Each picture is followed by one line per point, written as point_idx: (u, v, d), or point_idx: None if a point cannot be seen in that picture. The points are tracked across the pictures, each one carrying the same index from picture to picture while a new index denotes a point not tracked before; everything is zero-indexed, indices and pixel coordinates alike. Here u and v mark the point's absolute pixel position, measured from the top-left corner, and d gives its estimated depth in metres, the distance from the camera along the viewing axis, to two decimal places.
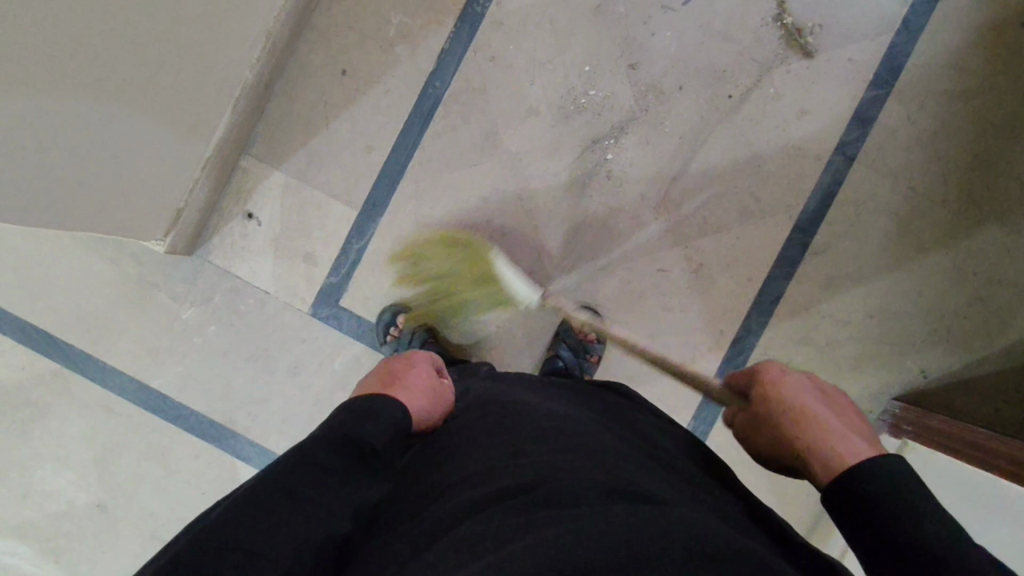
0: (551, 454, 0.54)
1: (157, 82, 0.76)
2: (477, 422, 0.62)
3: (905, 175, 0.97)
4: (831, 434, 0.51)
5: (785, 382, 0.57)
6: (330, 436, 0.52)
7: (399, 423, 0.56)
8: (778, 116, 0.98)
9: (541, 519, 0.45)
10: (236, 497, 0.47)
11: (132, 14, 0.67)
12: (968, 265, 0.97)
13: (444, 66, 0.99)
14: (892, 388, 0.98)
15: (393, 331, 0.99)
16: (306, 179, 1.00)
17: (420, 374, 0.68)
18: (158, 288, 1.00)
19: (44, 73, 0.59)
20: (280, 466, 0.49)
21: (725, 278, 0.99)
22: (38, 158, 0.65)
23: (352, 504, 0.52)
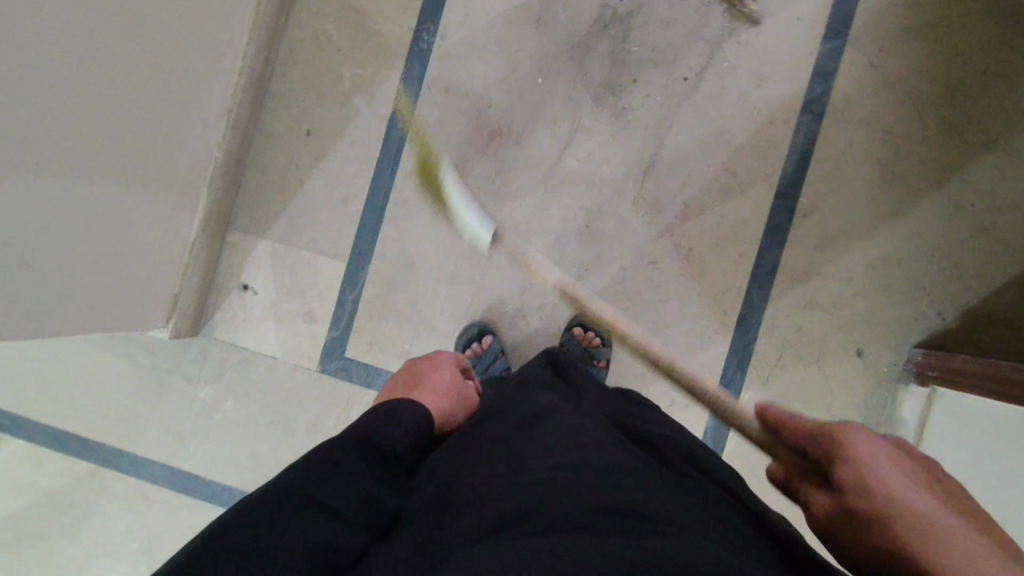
0: (552, 471, 0.53)
1: (128, 179, 0.79)
2: (483, 440, 0.62)
3: (879, 119, 0.95)
4: (953, 546, 0.41)
5: (877, 465, 0.47)
6: (355, 440, 0.54)
7: (417, 428, 0.59)
8: (738, 88, 0.97)
9: (539, 541, 0.45)
10: (261, 495, 0.48)
11: (87, 120, 0.70)
12: (964, 197, 0.94)
13: (402, 107, 1.01)
14: (912, 336, 0.94)
15: (474, 345, 0.98)
16: (292, 242, 1.02)
17: (444, 378, 0.74)
18: (172, 373, 1.03)
19: (15, 195, 0.62)
20: (303, 469, 0.50)
21: (718, 258, 0.98)
22: (27, 275, 0.68)
23: (367, 512, 0.52)
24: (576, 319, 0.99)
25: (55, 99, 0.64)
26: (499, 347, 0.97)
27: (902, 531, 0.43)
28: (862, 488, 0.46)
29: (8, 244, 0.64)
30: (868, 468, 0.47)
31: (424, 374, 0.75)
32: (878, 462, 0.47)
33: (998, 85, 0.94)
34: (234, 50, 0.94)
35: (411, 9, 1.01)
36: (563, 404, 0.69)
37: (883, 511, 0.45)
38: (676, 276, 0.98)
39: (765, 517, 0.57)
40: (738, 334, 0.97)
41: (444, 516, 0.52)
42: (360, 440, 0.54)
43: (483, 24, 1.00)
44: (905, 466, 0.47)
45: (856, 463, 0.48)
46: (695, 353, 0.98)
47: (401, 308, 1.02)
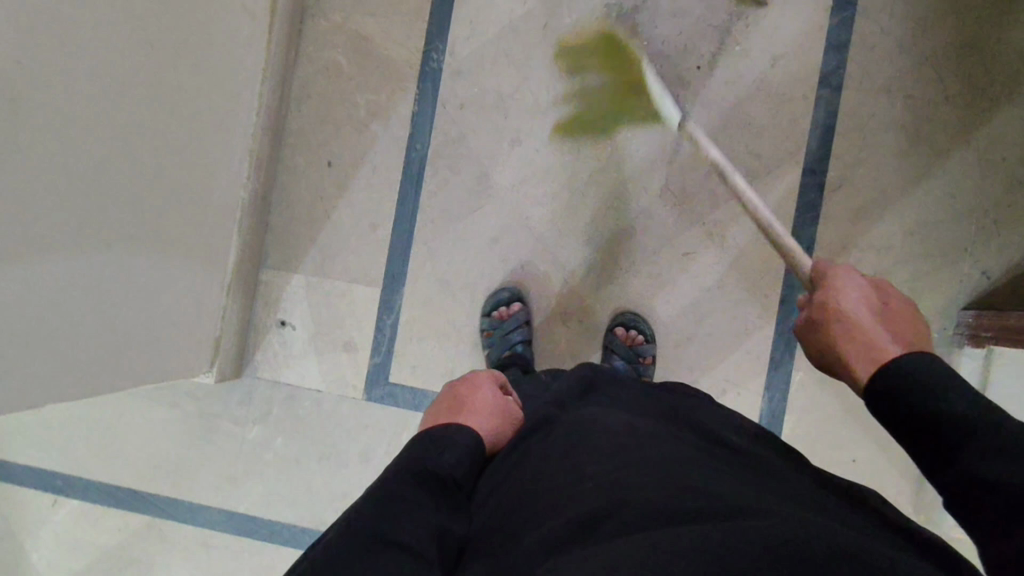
0: (610, 474, 0.52)
1: (160, 228, 0.80)
2: (532, 451, 0.61)
3: (899, 85, 0.95)
4: (883, 347, 0.54)
5: (844, 291, 0.60)
6: (411, 470, 0.55)
7: (468, 453, 0.59)
8: (752, 70, 0.97)
9: (617, 544, 0.43)
10: (338, 534, 0.50)
11: (117, 172, 0.70)
12: (993, 153, 0.93)
13: (419, 127, 1.02)
14: (959, 298, 0.93)
15: (502, 309, 0.98)
16: (325, 273, 1.03)
17: (488, 394, 0.70)
18: (219, 416, 1.03)
19: (55, 256, 0.63)
20: (367, 506, 0.52)
21: (752, 242, 0.97)
22: (77, 333, 0.69)
23: (437, 538, 0.52)
24: (617, 318, 0.98)
25: (84, 155, 0.64)
26: (524, 316, 0.97)
27: (840, 330, 0.58)
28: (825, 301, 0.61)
29: (56, 305, 0.64)
30: (840, 290, 0.60)
31: (466, 392, 0.72)
32: (855, 292, 0.59)
33: (1015, 36, 0.93)
34: (250, 90, 0.95)
35: (418, 30, 1.02)
36: (605, 408, 0.67)
37: (842, 320, 0.58)
38: (712, 265, 0.97)
39: (851, 501, 0.55)
40: (781, 316, 0.96)
41: (513, 534, 0.51)
42: (413, 470, 0.55)
43: (491, 37, 1.01)
44: (868, 295, 0.59)
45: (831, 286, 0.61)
46: (742, 339, 0.97)
47: (441, 327, 1.01)
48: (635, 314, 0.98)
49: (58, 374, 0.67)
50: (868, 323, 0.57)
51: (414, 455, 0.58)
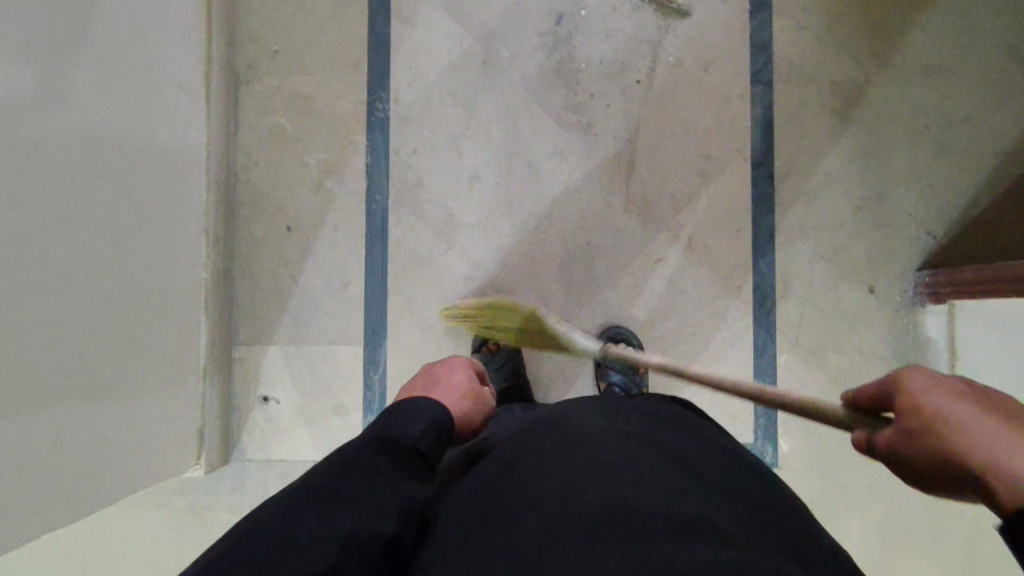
0: (601, 483, 0.51)
1: (125, 325, 0.76)
2: (524, 443, 0.59)
3: (823, 73, 1.01)
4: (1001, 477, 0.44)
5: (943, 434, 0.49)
6: (382, 440, 0.52)
7: (436, 421, 0.56)
8: (688, 78, 1.01)
9: (592, 567, 0.43)
10: (295, 493, 0.48)
11: (73, 274, 0.66)
12: (917, 124, 1.00)
13: (375, 178, 1.01)
14: (913, 261, 0.99)
15: (491, 343, 0.98)
16: (302, 340, 1.00)
17: (461, 373, 0.70)
18: (212, 508, 0.98)
19: (25, 377, 0.59)
20: (331, 471, 0.49)
21: (717, 239, 1.01)
22: (56, 454, 0.64)
23: (402, 506, 0.49)
24: (606, 333, 0.98)
25: (34, 262, 0.60)
26: (513, 346, 0.98)
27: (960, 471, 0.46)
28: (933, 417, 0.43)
29: (31, 430, 0.60)
30: (941, 403, 0.43)
31: (439, 368, 0.70)
32: (957, 400, 0.43)
33: (917, 14, 1.01)
34: (196, 166, 0.92)
35: (359, 82, 1.01)
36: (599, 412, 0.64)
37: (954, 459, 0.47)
38: (683, 267, 1.00)
39: (767, 494, 0.57)
40: (756, 305, 1.00)
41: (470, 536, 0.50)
42: (382, 438, 0.52)
43: (433, 80, 1.01)
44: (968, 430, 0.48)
45: (921, 395, 0.44)
46: (724, 334, 1.00)
47: None
48: (622, 328, 0.98)
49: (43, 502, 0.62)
50: (997, 438, 0.40)
51: (383, 419, 0.55)
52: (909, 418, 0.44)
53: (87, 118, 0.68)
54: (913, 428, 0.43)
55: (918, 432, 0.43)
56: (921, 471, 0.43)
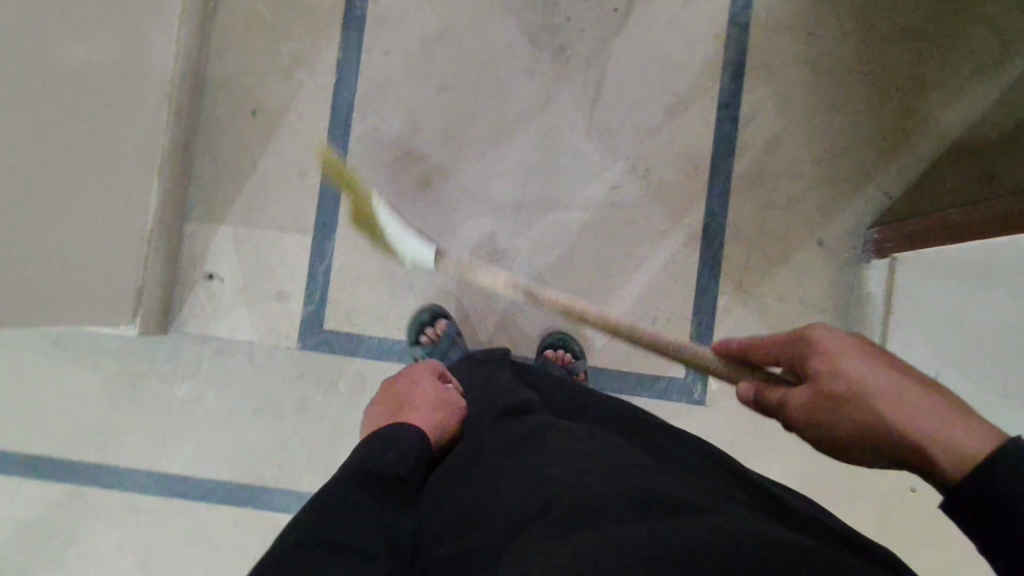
0: (576, 468, 0.55)
1: (76, 159, 0.77)
2: (494, 443, 0.63)
3: (801, 23, 1.01)
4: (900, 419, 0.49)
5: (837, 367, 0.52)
6: (359, 473, 0.55)
7: (412, 446, 0.59)
8: (667, 12, 1.02)
9: (593, 535, 0.45)
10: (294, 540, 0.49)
11: (33, 83, 0.67)
12: (887, 83, 1.00)
13: (345, 74, 1.02)
14: (865, 219, 1.00)
15: (429, 331, 0.98)
16: (253, 224, 1.01)
17: (426, 388, 0.72)
18: (145, 375, 0.99)
19: None
20: (317, 513, 0.51)
21: (674, 175, 1.01)
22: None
23: (392, 534, 0.52)
24: (545, 341, 1.00)
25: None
26: (454, 330, 0.97)
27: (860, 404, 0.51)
28: (853, 382, 0.51)
29: None
30: (855, 367, 0.51)
31: (405, 390, 0.73)
32: (871, 362, 0.51)
33: None
34: (168, 35, 0.93)
35: None
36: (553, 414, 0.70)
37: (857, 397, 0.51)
38: (637, 198, 1.01)
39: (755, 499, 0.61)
40: (704, 244, 1.00)
41: (468, 517, 0.54)
42: (361, 472, 0.54)
43: None
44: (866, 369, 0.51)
45: (840, 362, 0.52)
46: (669, 269, 1.01)
47: (376, 272, 1.01)
48: (563, 334, 1.00)
49: None
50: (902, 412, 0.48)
51: (360, 452, 0.58)
52: (829, 383, 0.52)
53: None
54: (831, 391, 0.52)
55: (834, 396, 0.52)
56: (843, 427, 0.52)
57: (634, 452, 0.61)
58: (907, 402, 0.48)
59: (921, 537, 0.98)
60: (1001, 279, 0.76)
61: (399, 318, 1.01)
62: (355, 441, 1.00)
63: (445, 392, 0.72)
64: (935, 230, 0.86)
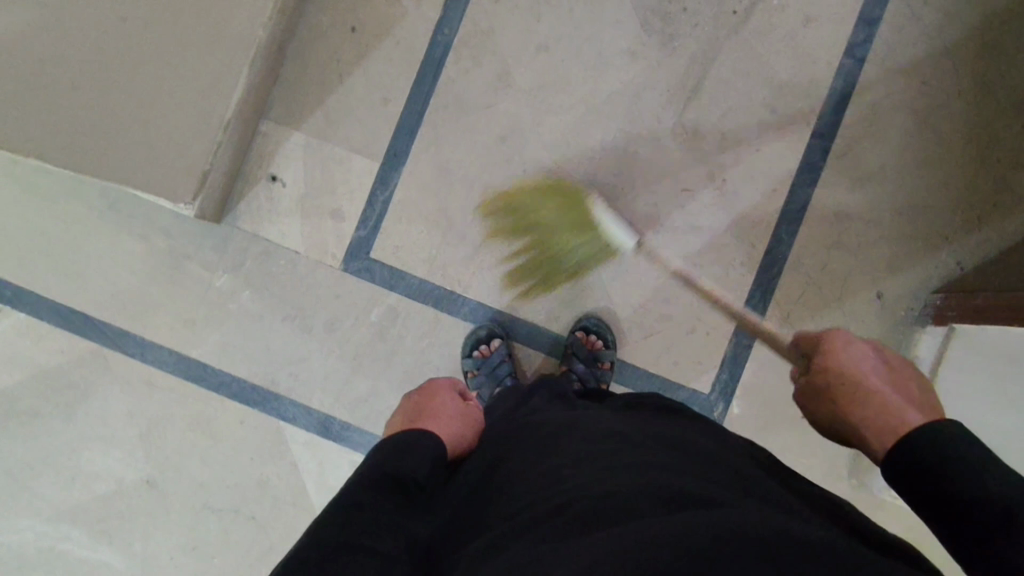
0: (609, 471, 0.53)
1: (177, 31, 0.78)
2: (524, 444, 0.62)
3: (918, 71, 0.98)
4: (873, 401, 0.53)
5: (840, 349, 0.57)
6: (371, 476, 0.55)
7: (433, 455, 0.60)
8: (785, 26, 0.99)
9: (633, 528, 0.44)
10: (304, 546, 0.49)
11: None
12: (990, 153, 0.97)
13: (450, 13, 1.01)
14: (930, 282, 0.97)
15: (483, 347, 0.99)
16: (326, 138, 1.01)
17: (447, 402, 0.72)
18: (189, 257, 1.00)
19: None
20: (328, 518, 0.51)
21: (750, 192, 0.99)
22: None
23: (412, 530, 0.52)
24: (580, 322, 0.99)
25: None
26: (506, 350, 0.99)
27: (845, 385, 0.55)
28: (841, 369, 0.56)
29: None
30: (852, 358, 0.56)
31: (423, 399, 0.73)
32: (866, 357, 0.56)
33: None
34: None
35: None
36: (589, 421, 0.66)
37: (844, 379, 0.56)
38: (707, 205, 0.99)
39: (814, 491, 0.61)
40: (762, 268, 0.99)
41: (496, 508, 0.54)
42: (369, 475, 0.55)
43: None
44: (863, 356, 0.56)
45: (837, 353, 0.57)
46: (720, 284, 0.99)
47: (434, 214, 1.01)
48: (599, 320, 0.99)
49: None
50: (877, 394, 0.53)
51: (382, 454, 0.58)
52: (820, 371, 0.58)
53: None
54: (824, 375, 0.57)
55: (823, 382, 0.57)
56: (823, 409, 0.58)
57: (675, 454, 0.58)
58: (881, 393, 0.53)
59: None
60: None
61: (445, 264, 1.01)
62: (373, 374, 1.00)
63: (466, 411, 0.73)
64: (1004, 309, 0.83)
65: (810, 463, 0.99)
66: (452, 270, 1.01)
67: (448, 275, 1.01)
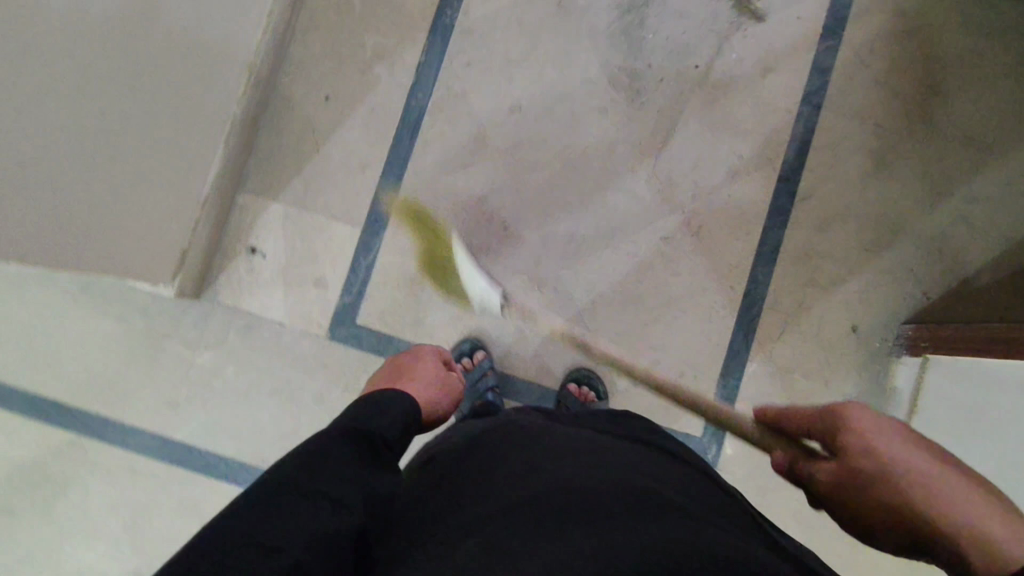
0: (570, 467, 0.53)
1: (155, 117, 0.78)
2: (488, 440, 0.60)
3: (870, 113, 1.04)
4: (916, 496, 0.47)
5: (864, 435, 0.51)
6: (344, 437, 0.53)
7: (406, 413, 0.62)
8: (744, 77, 1.04)
9: (597, 537, 0.44)
10: (257, 495, 0.46)
11: (122, 40, 0.68)
12: (943, 188, 1.03)
13: (423, 78, 1.03)
14: (901, 313, 1.02)
15: (466, 360, 0.99)
16: (306, 207, 1.01)
17: (428, 371, 0.77)
18: (169, 337, 0.98)
19: (56, 109, 0.61)
20: (290, 468, 0.48)
21: (725, 237, 1.03)
22: (63, 203, 0.67)
23: (370, 498, 0.50)
24: (570, 374, 1.01)
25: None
26: (490, 364, 0.99)
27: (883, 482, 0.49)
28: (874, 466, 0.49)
29: (48, 163, 0.63)
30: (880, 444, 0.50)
31: (406, 366, 0.78)
32: (899, 444, 0.49)
33: (973, 86, 1.03)
34: (259, 7, 0.93)
35: None
36: (542, 421, 0.64)
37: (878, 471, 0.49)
38: (685, 252, 1.02)
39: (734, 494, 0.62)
40: (742, 310, 1.02)
41: (451, 503, 0.52)
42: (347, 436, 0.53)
43: (505, 4, 1.04)
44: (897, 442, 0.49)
45: (860, 442, 0.51)
46: (704, 327, 1.02)
47: (418, 276, 1.01)
48: (590, 371, 1.01)
49: (41, 241, 0.65)
50: (924, 487, 0.47)
51: (360, 405, 0.60)
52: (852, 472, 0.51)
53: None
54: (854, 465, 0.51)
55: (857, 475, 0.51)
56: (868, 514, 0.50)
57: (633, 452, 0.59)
58: (924, 484, 0.47)
59: None
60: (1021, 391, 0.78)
61: (433, 325, 1.01)
62: None
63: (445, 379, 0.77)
64: (982, 339, 0.87)
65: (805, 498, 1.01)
66: (440, 331, 1.01)
67: (437, 337, 1.01)
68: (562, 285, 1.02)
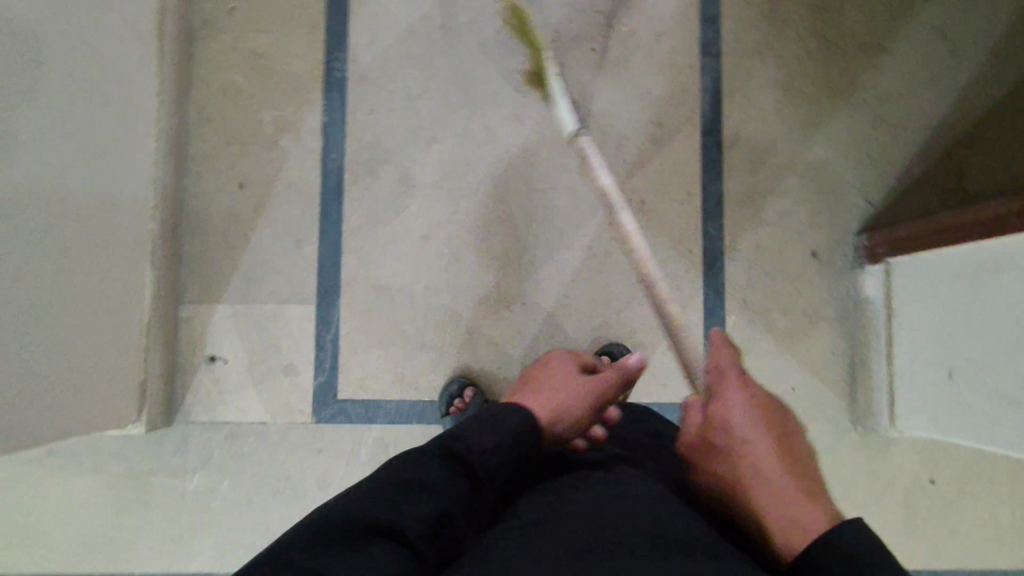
0: (620, 507, 0.54)
1: (74, 262, 0.75)
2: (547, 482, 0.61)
3: (768, 47, 1.06)
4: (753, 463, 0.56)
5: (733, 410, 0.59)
6: (432, 450, 0.56)
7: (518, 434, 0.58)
8: (641, 47, 1.05)
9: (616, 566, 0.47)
10: (340, 504, 0.51)
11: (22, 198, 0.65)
12: (855, 98, 1.06)
13: (332, 137, 1.01)
14: (852, 226, 1.04)
15: (457, 403, 0.95)
16: (253, 300, 0.97)
17: (559, 372, 0.74)
18: (153, 471, 0.94)
19: None
20: (375, 482, 0.53)
21: (668, 204, 1.04)
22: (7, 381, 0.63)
23: (439, 526, 0.53)
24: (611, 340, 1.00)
25: None
26: (481, 399, 0.95)
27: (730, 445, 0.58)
28: (727, 434, 0.58)
29: None
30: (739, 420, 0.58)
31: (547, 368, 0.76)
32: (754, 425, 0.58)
33: None
34: (146, 116, 0.90)
35: (317, 41, 1.02)
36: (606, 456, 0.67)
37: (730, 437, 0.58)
38: (636, 229, 1.03)
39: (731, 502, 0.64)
40: (706, 268, 1.03)
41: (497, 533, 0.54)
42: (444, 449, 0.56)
43: (391, 42, 1.02)
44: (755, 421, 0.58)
45: (726, 413, 0.59)
46: (675, 296, 1.03)
47: (387, 332, 0.99)
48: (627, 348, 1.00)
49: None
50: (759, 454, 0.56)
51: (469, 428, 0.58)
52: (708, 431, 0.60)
53: (39, 22, 0.66)
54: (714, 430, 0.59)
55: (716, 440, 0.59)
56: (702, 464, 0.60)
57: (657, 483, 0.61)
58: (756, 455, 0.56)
59: (946, 526, 1.00)
60: (984, 272, 0.81)
61: (415, 377, 0.99)
62: None
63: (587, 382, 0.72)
64: (930, 236, 0.89)
65: (819, 430, 1.02)
66: (424, 380, 0.99)
67: (422, 386, 0.98)
68: (530, 296, 1.01)
